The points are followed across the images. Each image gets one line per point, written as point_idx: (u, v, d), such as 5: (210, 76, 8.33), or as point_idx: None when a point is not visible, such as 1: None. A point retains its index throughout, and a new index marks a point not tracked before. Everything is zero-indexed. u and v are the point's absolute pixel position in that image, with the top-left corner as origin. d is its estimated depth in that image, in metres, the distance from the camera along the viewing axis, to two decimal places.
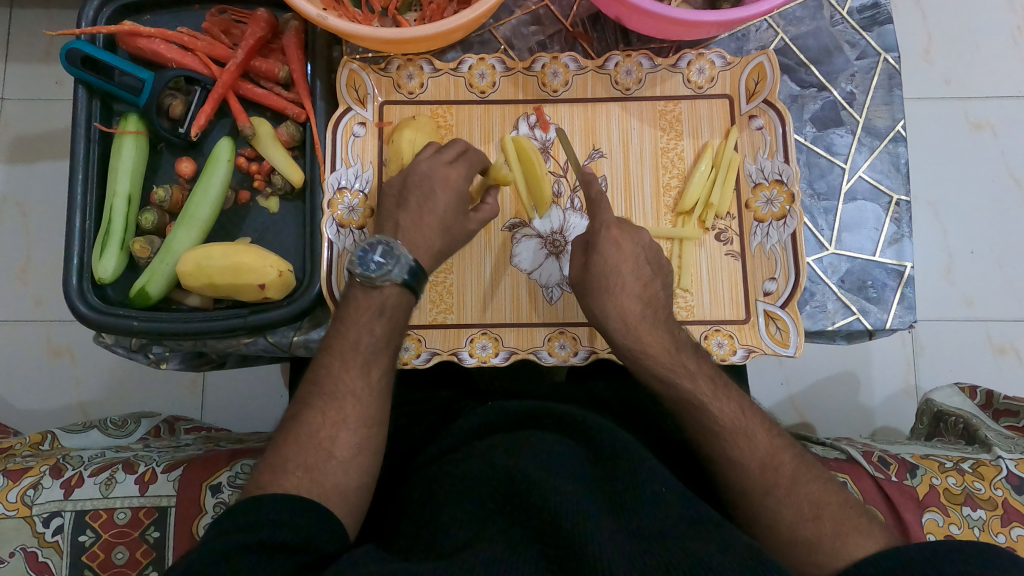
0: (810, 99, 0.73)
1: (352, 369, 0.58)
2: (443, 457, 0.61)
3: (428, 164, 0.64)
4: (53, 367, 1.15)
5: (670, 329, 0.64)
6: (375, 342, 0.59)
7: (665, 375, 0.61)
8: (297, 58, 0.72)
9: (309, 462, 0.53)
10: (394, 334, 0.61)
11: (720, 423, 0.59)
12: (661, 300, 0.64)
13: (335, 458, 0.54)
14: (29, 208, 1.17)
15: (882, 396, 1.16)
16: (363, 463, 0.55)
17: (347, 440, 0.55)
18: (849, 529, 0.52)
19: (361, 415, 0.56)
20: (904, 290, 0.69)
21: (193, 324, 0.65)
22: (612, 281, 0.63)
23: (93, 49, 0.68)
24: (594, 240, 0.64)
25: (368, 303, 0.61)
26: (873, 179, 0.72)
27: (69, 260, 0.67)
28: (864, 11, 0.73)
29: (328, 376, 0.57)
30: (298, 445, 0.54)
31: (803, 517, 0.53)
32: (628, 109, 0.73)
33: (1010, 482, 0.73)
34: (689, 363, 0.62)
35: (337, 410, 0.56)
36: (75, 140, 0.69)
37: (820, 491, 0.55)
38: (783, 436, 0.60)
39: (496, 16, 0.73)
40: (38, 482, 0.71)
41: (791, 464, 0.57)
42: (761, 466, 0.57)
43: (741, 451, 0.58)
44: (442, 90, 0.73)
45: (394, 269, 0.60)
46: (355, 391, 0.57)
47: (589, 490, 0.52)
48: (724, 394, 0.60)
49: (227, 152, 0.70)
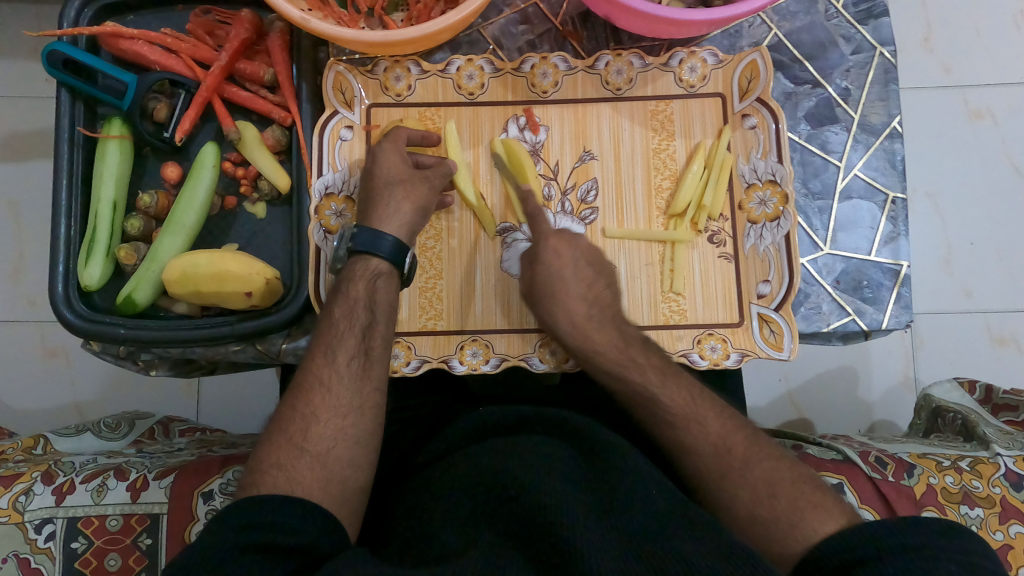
0: (804, 96, 0.72)
1: (317, 359, 0.60)
2: (440, 460, 0.61)
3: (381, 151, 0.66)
4: (49, 368, 1.15)
5: (618, 326, 0.65)
6: (335, 327, 0.61)
7: (617, 371, 0.63)
8: (282, 61, 0.71)
9: (281, 461, 0.55)
10: (355, 313, 0.61)
11: (672, 412, 0.60)
12: (605, 299, 0.66)
13: (307, 453, 0.55)
14: (22, 208, 1.16)
15: (880, 391, 1.16)
16: (343, 454, 0.56)
17: (338, 432, 0.57)
18: (803, 504, 0.52)
19: (334, 406, 0.58)
20: (900, 290, 0.68)
21: (180, 332, 0.64)
22: (556, 286, 0.65)
23: (74, 50, 0.66)
24: (535, 250, 0.67)
25: (334, 292, 0.63)
26: (868, 177, 0.70)
27: (54, 267, 0.66)
28: (859, 4, 0.72)
29: (302, 370, 0.60)
30: (273, 444, 0.56)
31: (759, 497, 0.54)
32: (619, 110, 0.72)
33: (1008, 479, 0.72)
34: (637, 357, 0.63)
35: (305, 402, 0.58)
36: (58, 144, 0.68)
37: (772, 469, 0.56)
38: (735, 418, 0.60)
39: (485, 15, 0.71)
40: (30, 488, 0.71)
41: (743, 444, 0.58)
42: (714, 449, 0.58)
43: (694, 436, 0.59)
44: (430, 92, 0.72)
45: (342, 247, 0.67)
46: (323, 379, 0.59)
47: (582, 495, 0.52)
48: (673, 382, 0.61)
49: (213, 156, 0.69)
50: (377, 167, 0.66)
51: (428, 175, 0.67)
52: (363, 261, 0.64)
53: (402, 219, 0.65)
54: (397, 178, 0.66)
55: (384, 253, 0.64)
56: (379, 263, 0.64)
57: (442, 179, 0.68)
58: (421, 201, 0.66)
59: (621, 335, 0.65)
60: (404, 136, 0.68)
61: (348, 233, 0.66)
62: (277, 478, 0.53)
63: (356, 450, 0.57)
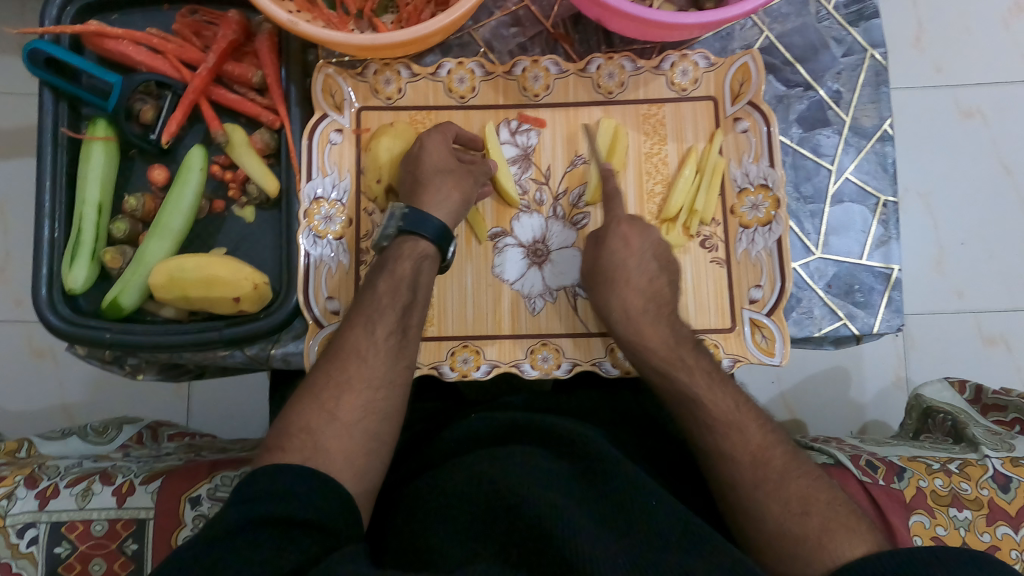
0: (795, 99, 0.71)
1: (355, 329, 0.60)
2: (435, 469, 0.59)
3: (432, 138, 0.67)
4: (35, 369, 1.13)
5: (671, 324, 0.65)
6: (377, 300, 0.61)
7: (666, 369, 0.63)
8: (270, 63, 0.70)
9: (310, 423, 0.55)
10: (399, 290, 0.61)
11: (713, 417, 0.60)
12: (665, 296, 0.66)
13: (338, 420, 0.55)
14: (7, 207, 1.15)
15: (872, 392, 1.16)
16: (369, 427, 0.56)
17: (368, 405, 0.57)
18: (836, 524, 0.53)
19: (368, 377, 0.57)
20: (891, 294, 0.68)
21: (166, 337, 0.63)
22: (618, 273, 0.65)
23: (57, 49, 0.65)
24: (604, 234, 0.67)
25: (378, 269, 0.63)
26: (860, 180, 0.70)
27: (37, 269, 0.65)
28: (850, 6, 0.72)
29: (338, 337, 0.60)
30: (303, 407, 0.56)
31: (791, 512, 0.55)
32: (611, 113, 0.72)
33: (996, 481, 0.72)
34: (687, 358, 0.63)
35: (340, 369, 0.57)
36: (41, 145, 0.67)
37: (809, 486, 0.57)
38: (776, 432, 0.61)
39: (475, 17, 0.71)
40: (12, 492, 0.69)
41: (780, 458, 0.58)
42: (753, 459, 0.58)
43: (733, 443, 0.59)
44: (420, 96, 0.71)
45: (389, 226, 0.64)
46: (360, 349, 0.58)
47: (580, 505, 0.51)
48: (719, 389, 0.61)
49: (200, 159, 0.68)
50: (425, 154, 0.66)
51: (473, 171, 0.67)
52: (411, 241, 0.64)
53: (450, 207, 0.65)
54: (447, 168, 0.66)
55: (429, 235, 0.63)
56: (425, 244, 0.64)
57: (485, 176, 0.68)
58: (467, 192, 0.66)
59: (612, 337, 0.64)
60: (454, 131, 0.69)
61: (398, 211, 0.64)
62: (304, 442, 0.53)
63: (370, 446, 0.56)
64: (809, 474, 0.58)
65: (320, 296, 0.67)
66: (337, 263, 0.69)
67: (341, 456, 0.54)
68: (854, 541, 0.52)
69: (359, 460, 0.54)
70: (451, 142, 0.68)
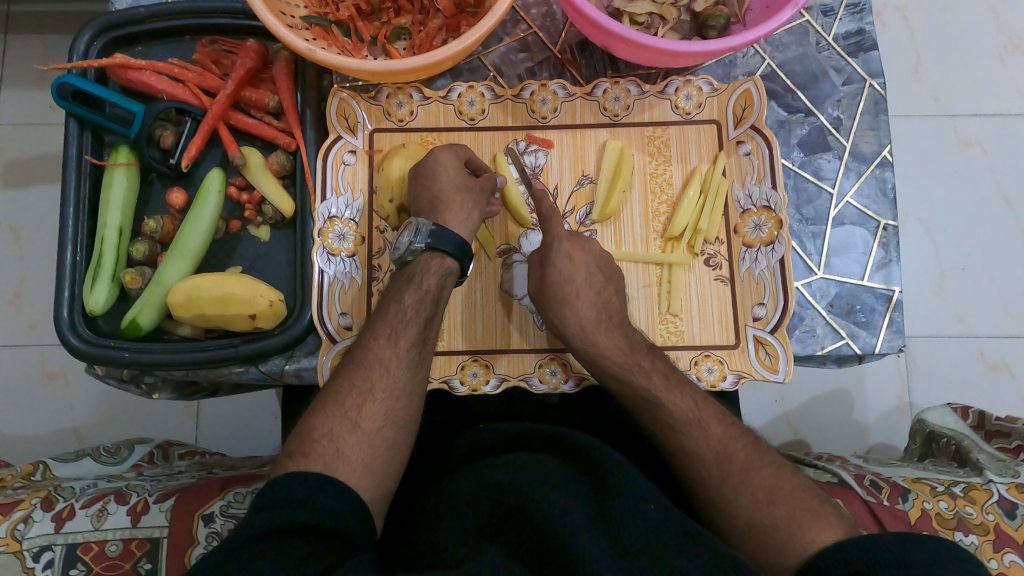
0: (797, 124, 0.73)
1: (380, 339, 0.61)
2: (450, 476, 0.60)
3: (445, 155, 0.69)
4: (46, 391, 1.14)
5: (624, 331, 0.66)
6: (403, 312, 0.62)
7: (624, 376, 0.64)
8: (286, 88, 0.73)
9: (334, 431, 0.56)
10: (423, 303, 0.63)
11: (674, 416, 0.61)
12: (613, 305, 0.68)
13: (360, 428, 0.56)
14: (24, 232, 1.17)
15: (876, 413, 1.16)
16: (388, 435, 0.57)
17: (389, 413, 0.58)
18: (802, 512, 0.53)
19: (390, 386, 0.59)
20: (892, 314, 0.69)
21: (181, 356, 0.65)
22: (567, 289, 0.66)
23: (84, 82, 0.67)
24: (547, 253, 0.68)
25: (403, 281, 0.65)
26: (860, 204, 0.71)
27: (59, 291, 0.67)
28: (849, 38, 0.74)
29: (362, 346, 0.61)
30: (327, 414, 0.57)
31: (758, 504, 0.55)
32: (617, 135, 0.74)
33: (1002, 507, 0.72)
34: (644, 363, 0.64)
35: (364, 377, 0.59)
36: (65, 172, 0.69)
37: (773, 477, 0.56)
38: (737, 428, 0.61)
39: (485, 44, 0.74)
40: (29, 515, 0.70)
41: (744, 451, 0.58)
42: (716, 454, 0.58)
43: (695, 441, 0.59)
44: (432, 118, 0.74)
45: (415, 241, 0.65)
46: (384, 358, 0.60)
47: (580, 503, 0.52)
48: (677, 390, 0.62)
49: (218, 181, 0.70)
50: (437, 170, 0.68)
51: (484, 185, 0.70)
52: (437, 258, 0.65)
53: (471, 226, 0.68)
54: (465, 186, 0.69)
55: (453, 251, 0.65)
56: (438, 256, 0.65)
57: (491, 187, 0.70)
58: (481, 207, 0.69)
59: (621, 339, 0.65)
60: (466, 155, 0.71)
61: (425, 227, 0.65)
62: (327, 448, 0.54)
63: (389, 454, 0.57)
64: (809, 486, 0.57)
65: (335, 314, 0.69)
66: (350, 280, 0.70)
67: (356, 464, 0.54)
68: (825, 529, 0.52)
69: (374, 469, 0.55)
70: (462, 159, 0.70)
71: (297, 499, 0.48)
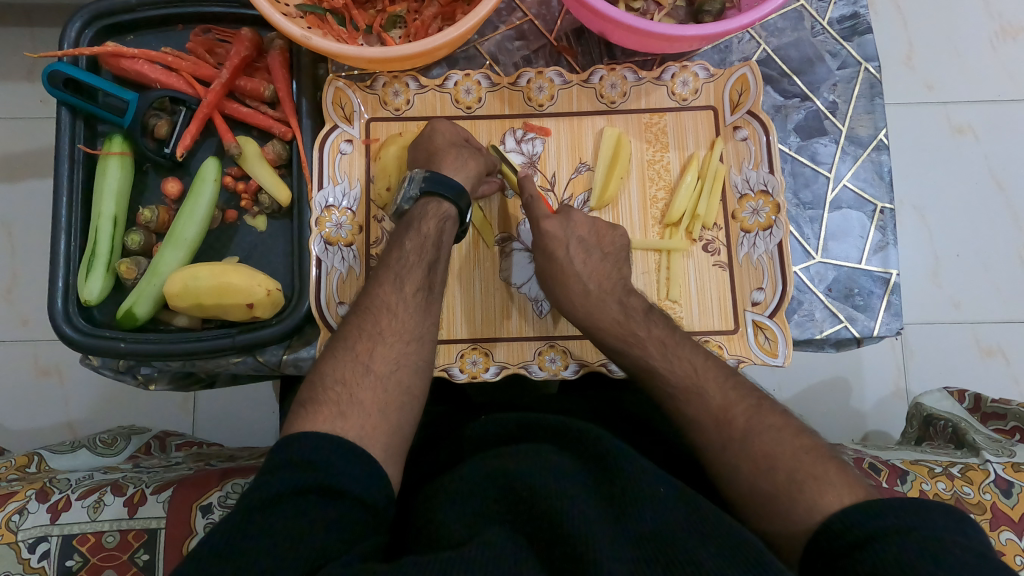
0: (793, 109, 0.73)
1: (385, 285, 0.61)
2: (451, 469, 0.59)
3: (443, 123, 0.69)
4: (39, 387, 1.13)
5: (600, 307, 0.65)
6: (405, 257, 0.62)
7: (609, 341, 0.64)
8: (283, 78, 0.73)
9: (346, 377, 0.55)
10: (424, 249, 0.63)
11: (674, 385, 0.60)
12: (605, 272, 0.68)
13: (372, 371, 0.56)
14: (16, 229, 1.17)
15: (873, 401, 1.17)
16: (402, 379, 0.57)
17: (401, 356, 0.58)
18: (804, 476, 0.51)
19: (399, 330, 0.59)
20: (890, 297, 0.69)
21: (176, 345, 0.64)
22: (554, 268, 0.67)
23: (76, 71, 0.67)
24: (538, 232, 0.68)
25: (404, 229, 0.65)
26: (857, 187, 0.72)
27: (54, 281, 0.66)
28: (844, 22, 0.74)
29: (368, 294, 0.61)
30: (339, 361, 0.57)
31: (758, 470, 0.53)
32: (614, 122, 0.74)
33: (999, 486, 0.72)
34: (621, 332, 0.64)
35: (372, 323, 0.59)
36: (58, 162, 0.68)
37: (773, 441, 0.54)
38: (739, 388, 0.59)
39: (481, 32, 0.74)
40: (24, 507, 0.70)
41: (745, 415, 0.56)
42: (716, 421, 0.57)
43: (694, 407, 0.58)
44: (428, 107, 0.74)
45: (409, 189, 0.66)
46: (391, 304, 0.60)
47: (583, 488, 0.52)
48: (674, 355, 0.61)
49: (214, 171, 0.70)
50: (429, 134, 0.68)
51: (485, 154, 0.70)
52: (434, 203, 0.65)
53: (469, 173, 0.67)
54: (459, 143, 0.68)
55: (451, 196, 0.65)
56: (430, 199, 0.65)
57: (487, 167, 0.69)
58: (483, 165, 0.69)
59: (624, 317, 0.64)
60: (466, 134, 0.70)
61: (418, 175, 0.66)
62: (341, 394, 0.54)
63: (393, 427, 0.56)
64: (816, 448, 0.53)
65: (332, 302, 0.68)
66: (347, 269, 0.70)
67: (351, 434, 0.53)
68: None
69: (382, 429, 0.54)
70: (461, 136, 0.69)
71: (310, 462, 0.48)
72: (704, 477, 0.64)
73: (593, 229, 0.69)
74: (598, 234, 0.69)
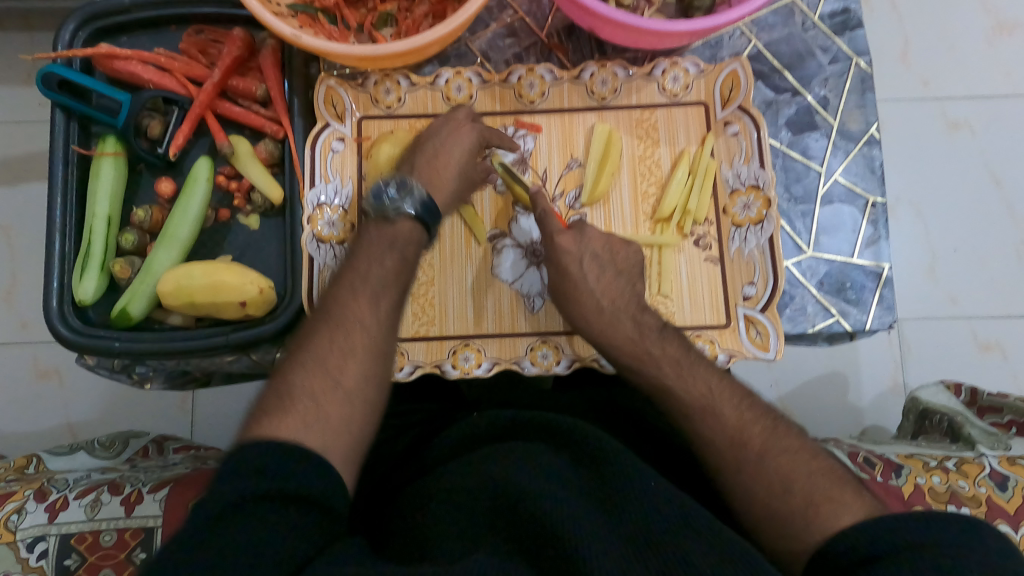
0: (784, 104, 0.74)
1: (360, 299, 0.58)
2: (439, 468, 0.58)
3: (448, 119, 0.68)
4: (39, 389, 1.14)
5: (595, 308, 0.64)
6: (384, 274, 0.60)
7: (600, 338, 0.64)
8: (274, 76, 0.73)
9: (315, 389, 0.53)
10: (403, 268, 0.61)
11: (687, 403, 0.58)
12: (619, 292, 0.66)
13: (341, 387, 0.53)
14: (14, 232, 1.17)
15: (870, 396, 1.17)
16: (370, 395, 0.55)
17: (370, 372, 0.55)
18: (819, 500, 0.50)
19: (371, 348, 0.56)
20: (882, 291, 0.69)
21: (169, 344, 0.64)
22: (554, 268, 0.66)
23: (70, 72, 0.66)
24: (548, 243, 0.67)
25: (385, 242, 0.62)
26: (849, 181, 0.72)
27: (49, 282, 0.67)
28: (835, 17, 0.74)
29: (339, 305, 0.58)
30: (306, 373, 0.54)
31: (774, 492, 0.52)
32: (605, 118, 0.74)
33: (993, 480, 0.72)
34: (613, 329, 0.64)
35: (345, 338, 0.56)
36: (53, 163, 0.69)
37: (790, 464, 0.53)
38: (755, 409, 0.57)
39: (472, 29, 0.74)
40: (22, 507, 0.70)
41: (761, 436, 0.55)
42: (731, 442, 0.55)
43: (711, 427, 0.56)
44: (419, 104, 0.74)
45: (405, 202, 0.62)
46: (365, 320, 0.57)
47: (573, 487, 0.52)
48: (688, 374, 0.60)
49: (205, 172, 0.71)
50: (436, 138, 0.67)
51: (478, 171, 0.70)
52: (418, 227, 0.63)
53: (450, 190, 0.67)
54: (464, 156, 0.67)
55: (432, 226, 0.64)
56: (409, 220, 0.63)
57: (480, 176, 0.70)
58: (467, 179, 0.68)
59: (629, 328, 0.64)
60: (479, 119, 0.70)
61: (417, 195, 0.63)
62: (308, 408, 0.52)
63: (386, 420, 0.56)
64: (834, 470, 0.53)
65: None
66: None
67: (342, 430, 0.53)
68: (797, 485, 0.52)
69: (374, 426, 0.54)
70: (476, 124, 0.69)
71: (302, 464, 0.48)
72: (695, 471, 0.65)
73: (607, 245, 0.68)
74: (612, 249, 0.68)
